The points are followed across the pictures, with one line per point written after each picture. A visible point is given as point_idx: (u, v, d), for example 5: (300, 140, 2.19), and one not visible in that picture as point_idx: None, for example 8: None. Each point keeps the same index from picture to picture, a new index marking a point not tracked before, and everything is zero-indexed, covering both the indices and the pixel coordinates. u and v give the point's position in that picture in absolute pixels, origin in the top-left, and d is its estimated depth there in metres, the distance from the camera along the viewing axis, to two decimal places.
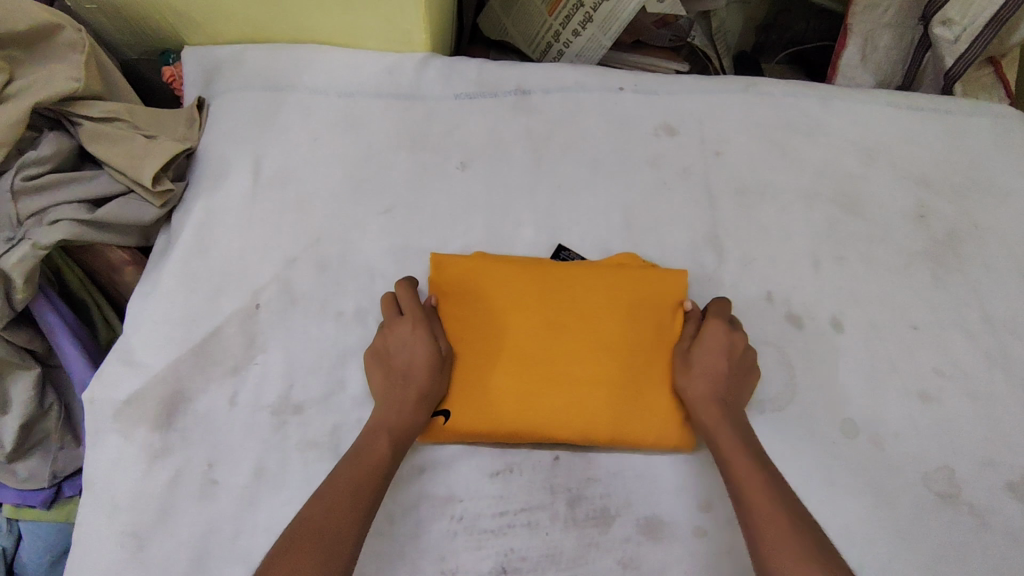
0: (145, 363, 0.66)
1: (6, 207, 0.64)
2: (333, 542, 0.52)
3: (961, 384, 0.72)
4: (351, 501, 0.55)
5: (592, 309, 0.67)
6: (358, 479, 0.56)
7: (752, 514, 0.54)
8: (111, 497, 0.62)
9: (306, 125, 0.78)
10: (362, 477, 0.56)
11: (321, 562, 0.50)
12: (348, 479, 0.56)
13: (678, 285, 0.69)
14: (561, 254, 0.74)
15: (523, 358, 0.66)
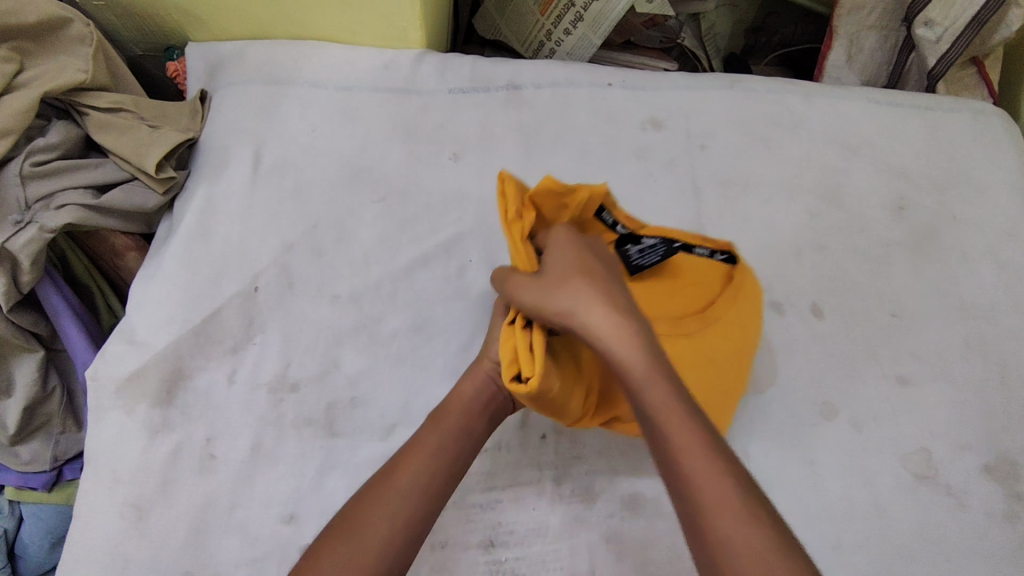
0: (147, 342, 0.69)
1: (16, 190, 0.67)
2: (369, 535, 0.51)
3: (937, 368, 0.74)
4: (416, 501, 0.54)
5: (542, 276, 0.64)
6: (417, 469, 0.55)
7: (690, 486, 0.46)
8: (113, 471, 0.65)
9: (305, 117, 0.80)
10: (416, 474, 0.55)
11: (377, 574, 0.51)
12: (406, 468, 0.55)
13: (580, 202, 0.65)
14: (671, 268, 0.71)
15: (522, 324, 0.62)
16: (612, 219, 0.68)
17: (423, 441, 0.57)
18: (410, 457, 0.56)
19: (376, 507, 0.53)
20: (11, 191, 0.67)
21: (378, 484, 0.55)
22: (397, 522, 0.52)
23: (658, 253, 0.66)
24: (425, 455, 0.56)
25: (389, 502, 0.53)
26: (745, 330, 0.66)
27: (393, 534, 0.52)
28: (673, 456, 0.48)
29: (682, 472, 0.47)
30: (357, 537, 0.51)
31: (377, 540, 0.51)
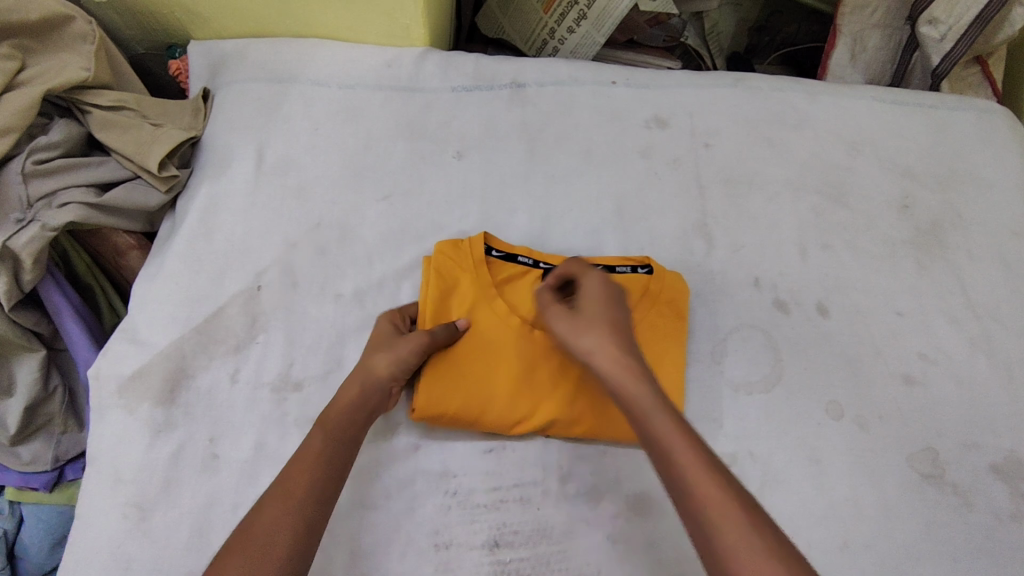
0: (150, 341, 0.68)
1: (18, 188, 0.67)
2: (265, 542, 0.53)
3: (943, 367, 0.74)
4: (307, 505, 0.55)
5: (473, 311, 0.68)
6: (305, 473, 0.57)
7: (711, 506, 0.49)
8: (115, 470, 0.64)
9: (308, 116, 0.80)
10: (309, 479, 0.57)
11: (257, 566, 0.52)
12: (299, 473, 0.57)
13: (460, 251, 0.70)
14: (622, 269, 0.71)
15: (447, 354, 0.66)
16: (532, 258, 0.71)
17: (307, 446, 0.59)
18: (298, 463, 0.58)
19: (265, 515, 0.54)
20: (12, 190, 0.66)
21: (275, 491, 0.56)
22: (285, 526, 0.54)
23: (574, 280, 0.69)
24: (313, 459, 0.58)
25: (282, 507, 0.55)
26: (659, 342, 0.69)
27: (282, 539, 0.53)
28: (705, 526, 0.49)
29: (711, 538, 0.48)
30: (250, 548, 0.52)
31: (272, 545, 0.53)
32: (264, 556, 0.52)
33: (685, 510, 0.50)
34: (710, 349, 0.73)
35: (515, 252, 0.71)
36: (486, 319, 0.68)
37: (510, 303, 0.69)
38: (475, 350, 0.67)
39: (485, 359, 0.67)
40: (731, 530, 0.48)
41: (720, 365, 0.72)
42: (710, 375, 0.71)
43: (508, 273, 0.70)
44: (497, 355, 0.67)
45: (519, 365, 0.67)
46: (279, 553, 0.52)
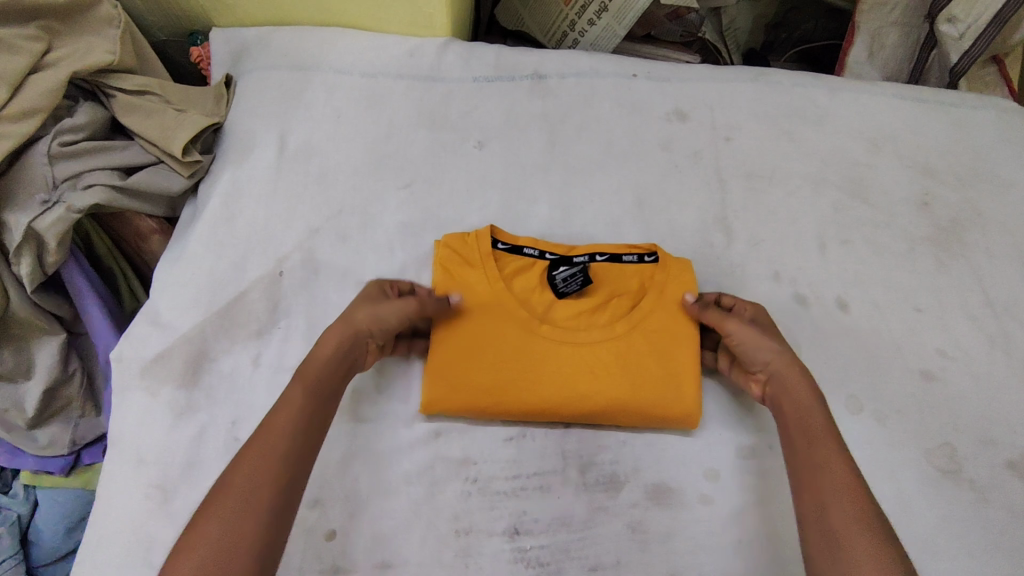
0: (172, 325, 0.69)
1: (44, 169, 0.66)
2: (250, 488, 0.52)
3: (962, 363, 0.74)
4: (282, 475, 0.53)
5: (485, 302, 0.68)
6: (277, 442, 0.55)
7: (828, 492, 0.55)
8: (137, 451, 0.64)
9: (330, 103, 0.80)
10: (280, 449, 0.55)
11: (234, 511, 0.50)
12: (266, 442, 0.55)
13: (474, 241, 0.71)
14: (623, 258, 0.73)
15: (457, 344, 0.67)
16: (538, 249, 0.72)
17: (278, 414, 0.57)
18: (269, 431, 0.56)
19: (244, 470, 0.53)
20: (38, 170, 0.66)
21: (258, 440, 0.55)
22: (258, 495, 0.52)
23: (580, 281, 0.70)
24: (282, 426, 0.56)
25: (254, 476, 0.52)
26: (669, 333, 0.68)
27: (263, 496, 0.52)
28: (824, 509, 0.54)
29: (828, 516, 0.54)
30: (227, 515, 0.50)
31: (254, 490, 0.52)
32: (246, 501, 0.51)
33: (812, 487, 0.56)
34: None
35: (520, 244, 0.72)
36: (493, 311, 0.68)
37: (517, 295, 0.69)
38: (483, 344, 0.67)
39: (496, 350, 0.67)
40: (846, 510, 0.53)
41: None
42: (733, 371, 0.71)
43: (514, 266, 0.71)
44: (504, 348, 0.67)
45: (528, 357, 0.67)
46: (261, 496, 0.52)
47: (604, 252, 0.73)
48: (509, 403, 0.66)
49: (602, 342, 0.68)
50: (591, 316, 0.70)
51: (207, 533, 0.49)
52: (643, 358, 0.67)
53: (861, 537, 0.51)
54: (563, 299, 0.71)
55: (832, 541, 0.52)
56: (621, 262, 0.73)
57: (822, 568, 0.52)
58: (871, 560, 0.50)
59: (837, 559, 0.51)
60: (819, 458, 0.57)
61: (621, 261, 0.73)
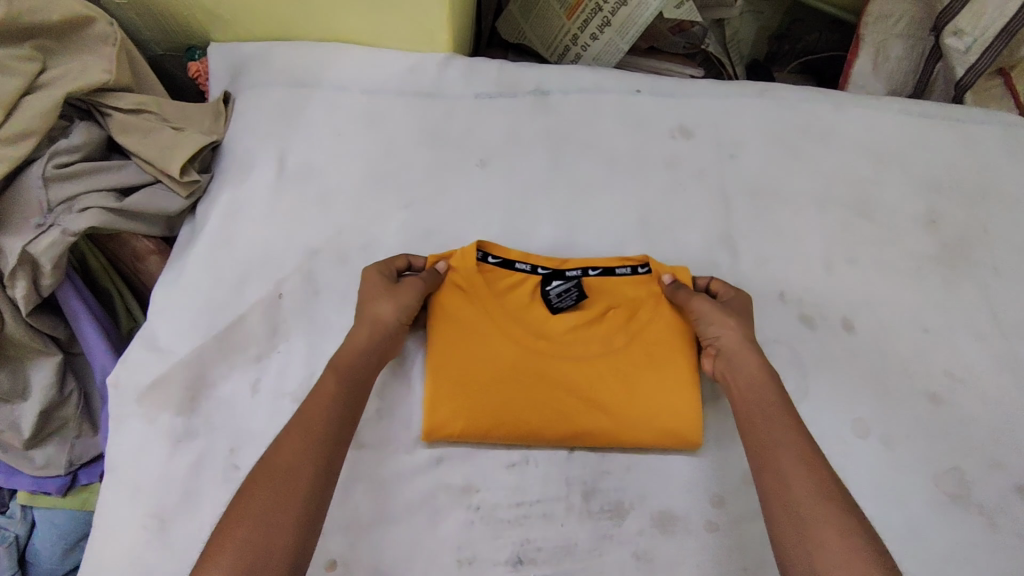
0: (170, 349, 0.68)
1: (39, 193, 0.65)
2: (289, 475, 0.53)
3: (971, 385, 0.73)
4: (311, 480, 0.54)
5: (476, 322, 0.67)
6: (306, 447, 0.55)
7: (789, 468, 0.54)
8: (135, 480, 0.63)
9: (330, 121, 0.79)
10: (311, 450, 0.55)
11: (272, 499, 0.52)
12: (295, 443, 0.55)
13: (461, 259, 0.69)
14: (616, 271, 0.71)
15: (449, 365, 0.66)
16: (529, 265, 0.70)
17: (308, 417, 0.57)
18: (298, 434, 0.56)
19: (281, 458, 0.54)
20: (33, 194, 0.65)
21: (294, 429, 0.56)
22: (286, 502, 0.52)
23: (574, 295, 0.68)
24: (311, 429, 0.56)
25: (282, 482, 0.53)
26: (665, 346, 0.67)
27: (300, 482, 0.53)
28: (785, 484, 0.54)
29: (791, 491, 0.53)
30: (264, 505, 0.51)
31: (293, 478, 0.53)
32: (284, 489, 0.52)
33: (770, 467, 0.55)
34: None
35: (512, 259, 0.70)
36: (486, 332, 0.67)
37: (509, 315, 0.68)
38: (476, 364, 0.66)
39: (490, 371, 0.66)
40: (808, 487, 0.53)
41: None
42: None
43: (505, 284, 0.69)
44: (498, 369, 0.66)
45: (524, 378, 0.66)
46: (300, 484, 0.53)
47: (596, 265, 0.71)
48: (506, 426, 0.65)
49: (599, 358, 0.67)
50: (586, 331, 0.68)
51: (235, 540, 0.49)
52: (642, 372, 0.66)
53: (824, 513, 0.51)
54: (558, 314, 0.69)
55: (797, 518, 0.52)
56: (614, 275, 0.71)
57: (786, 548, 0.51)
58: (836, 537, 0.49)
59: (804, 540, 0.50)
60: (779, 437, 0.57)
61: (615, 274, 0.71)
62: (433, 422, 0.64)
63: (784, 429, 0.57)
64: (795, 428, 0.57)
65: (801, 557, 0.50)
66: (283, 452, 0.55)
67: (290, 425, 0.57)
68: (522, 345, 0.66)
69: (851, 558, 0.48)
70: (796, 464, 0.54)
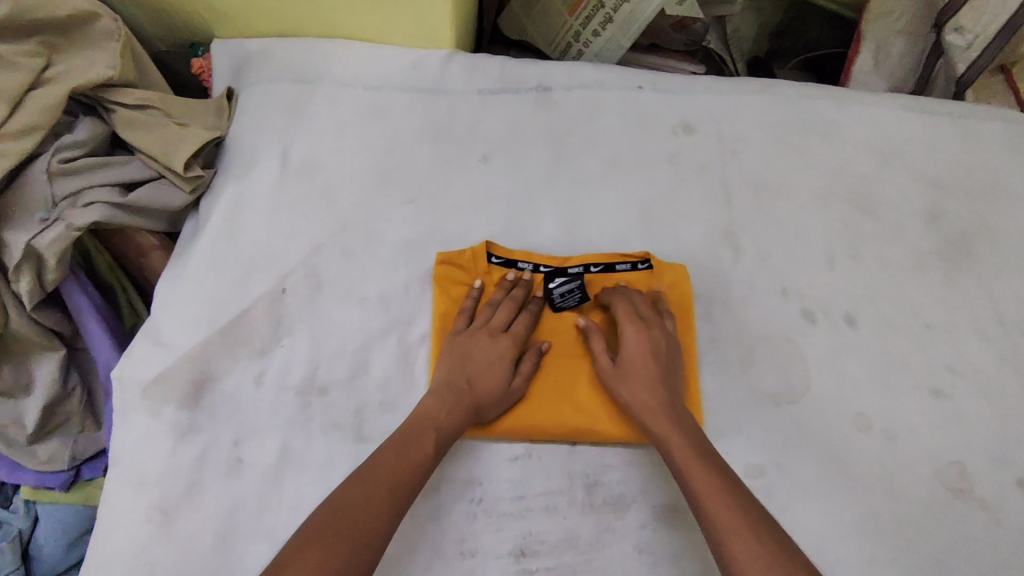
0: (174, 343, 0.68)
1: (44, 187, 0.66)
2: (360, 530, 0.52)
3: (972, 380, 0.73)
4: (380, 537, 0.53)
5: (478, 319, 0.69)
6: (379, 502, 0.55)
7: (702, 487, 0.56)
8: (138, 473, 0.64)
9: (333, 117, 0.80)
10: (387, 508, 0.55)
11: (339, 550, 0.50)
12: (375, 501, 0.55)
13: (470, 259, 0.72)
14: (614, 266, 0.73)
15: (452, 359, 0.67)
16: (532, 262, 0.73)
17: (389, 466, 0.57)
18: (371, 487, 0.55)
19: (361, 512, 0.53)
20: (39, 188, 0.66)
21: (372, 481, 0.56)
22: (354, 557, 0.51)
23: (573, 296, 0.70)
24: (385, 485, 0.56)
25: (354, 533, 0.52)
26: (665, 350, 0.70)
27: (371, 540, 0.53)
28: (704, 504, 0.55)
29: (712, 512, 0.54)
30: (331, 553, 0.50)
31: (367, 533, 0.53)
32: (350, 540, 0.52)
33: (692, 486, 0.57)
34: (739, 356, 0.72)
35: (514, 258, 0.73)
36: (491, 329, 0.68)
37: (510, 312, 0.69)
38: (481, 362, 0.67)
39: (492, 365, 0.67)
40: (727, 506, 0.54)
41: (747, 373, 0.71)
42: (737, 387, 0.70)
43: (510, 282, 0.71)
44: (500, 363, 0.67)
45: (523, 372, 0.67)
46: (372, 542, 0.53)
47: (598, 261, 0.73)
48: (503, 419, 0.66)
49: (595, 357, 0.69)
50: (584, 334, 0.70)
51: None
52: None
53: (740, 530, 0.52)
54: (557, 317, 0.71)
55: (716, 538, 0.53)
56: (615, 272, 0.73)
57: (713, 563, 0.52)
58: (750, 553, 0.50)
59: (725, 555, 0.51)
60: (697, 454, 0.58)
61: (614, 270, 0.73)
62: None
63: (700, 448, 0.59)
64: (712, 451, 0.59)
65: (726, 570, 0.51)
66: (360, 508, 0.54)
67: (363, 475, 0.56)
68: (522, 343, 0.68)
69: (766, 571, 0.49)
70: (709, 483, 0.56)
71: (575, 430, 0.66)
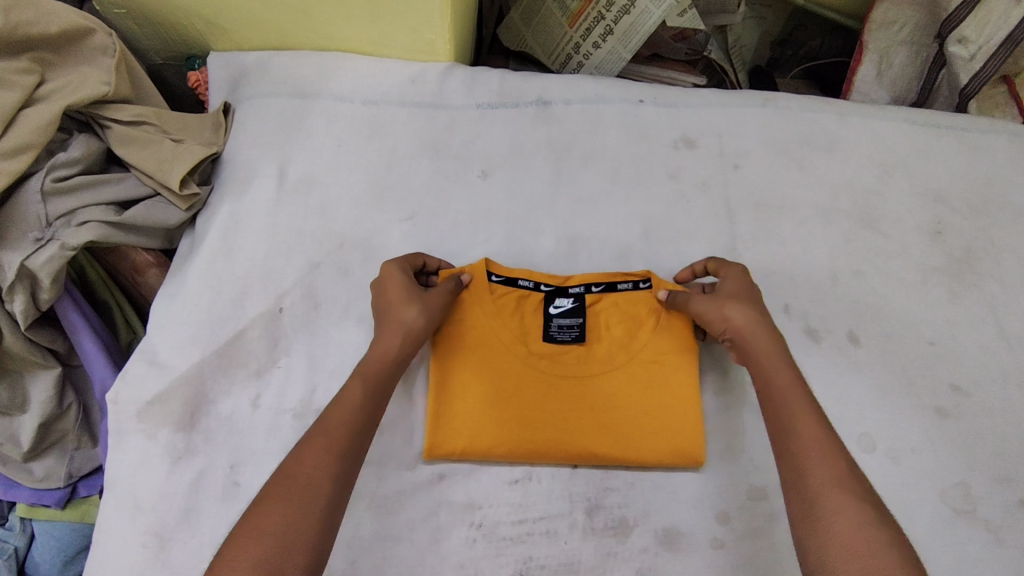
0: (170, 364, 0.67)
1: (36, 207, 0.65)
2: (307, 489, 0.52)
3: (976, 399, 0.72)
4: (328, 496, 0.52)
5: (481, 338, 0.67)
6: (328, 462, 0.54)
7: (798, 444, 0.54)
8: (134, 498, 0.63)
9: (331, 132, 0.79)
10: (329, 464, 0.54)
11: (285, 512, 0.50)
12: (315, 458, 0.54)
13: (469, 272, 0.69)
14: (618, 287, 0.70)
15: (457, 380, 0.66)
16: (533, 281, 0.69)
17: (329, 422, 0.56)
18: (314, 444, 0.54)
19: (304, 468, 0.53)
20: (30, 208, 0.64)
21: (315, 439, 0.55)
22: (303, 521, 0.50)
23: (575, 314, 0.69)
24: (333, 443, 0.55)
25: (301, 495, 0.51)
26: (668, 366, 0.67)
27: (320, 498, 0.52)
28: (799, 468, 0.53)
29: (806, 479, 0.52)
30: (281, 514, 0.50)
31: (314, 491, 0.52)
32: (299, 501, 0.51)
33: (784, 455, 0.55)
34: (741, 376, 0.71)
35: (516, 276, 0.69)
36: (490, 351, 0.66)
37: (510, 331, 0.67)
38: (479, 374, 0.66)
39: (490, 386, 0.66)
40: (823, 472, 0.52)
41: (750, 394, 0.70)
42: (740, 408, 0.70)
43: (511, 300, 0.69)
44: (500, 385, 0.66)
45: (520, 393, 0.66)
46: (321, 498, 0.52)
47: (599, 281, 0.70)
48: (505, 444, 0.64)
49: (597, 376, 0.67)
50: (586, 353, 0.68)
51: (249, 560, 0.48)
52: (641, 393, 0.66)
53: (838, 499, 0.50)
54: (561, 334, 0.68)
55: (808, 509, 0.51)
56: (617, 291, 0.70)
57: (801, 536, 0.51)
58: (846, 519, 0.49)
59: (817, 524, 0.50)
60: (793, 421, 0.56)
61: (617, 289, 0.70)
62: (431, 439, 0.64)
63: (796, 410, 0.56)
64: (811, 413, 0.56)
65: (814, 539, 0.50)
66: (304, 464, 0.53)
67: (308, 435, 0.56)
68: (518, 361, 0.66)
69: (859, 534, 0.48)
70: (809, 444, 0.54)
71: (575, 452, 0.65)
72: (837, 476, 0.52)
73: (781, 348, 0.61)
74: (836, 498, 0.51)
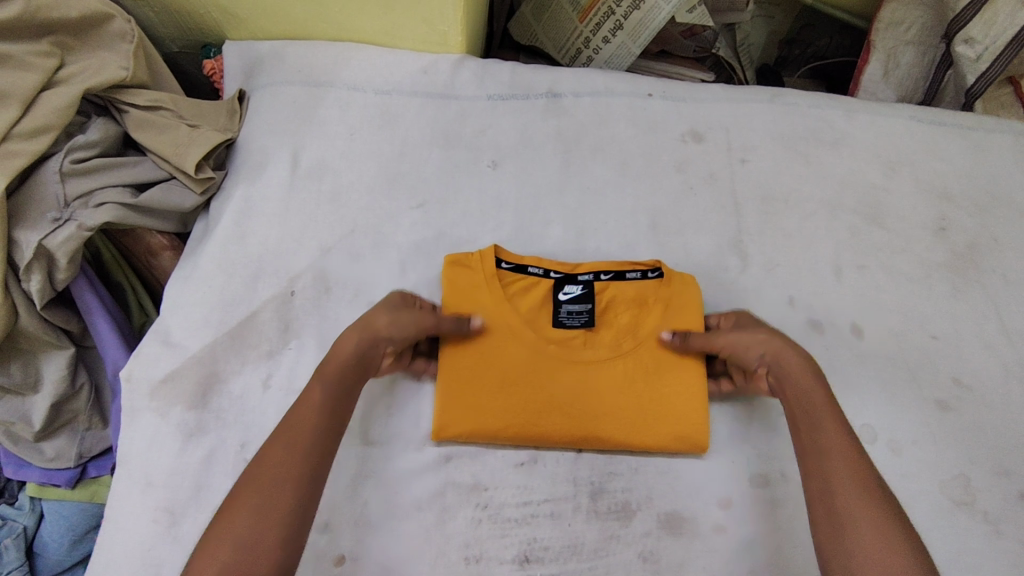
0: (183, 345, 0.68)
1: (55, 187, 0.66)
2: (275, 486, 0.54)
3: (978, 394, 0.73)
4: (291, 498, 0.54)
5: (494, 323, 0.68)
6: (293, 460, 0.56)
7: (828, 462, 0.57)
8: (145, 473, 0.64)
9: (344, 120, 0.80)
10: (296, 464, 0.56)
11: (256, 509, 0.53)
12: (279, 456, 0.56)
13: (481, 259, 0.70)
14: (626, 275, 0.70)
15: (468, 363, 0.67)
16: (542, 268, 0.70)
17: (294, 422, 0.58)
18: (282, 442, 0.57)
19: (268, 466, 0.55)
20: (51, 188, 0.66)
21: (282, 437, 0.57)
22: (267, 520, 0.52)
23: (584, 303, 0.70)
24: (298, 442, 0.57)
25: (269, 496, 0.54)
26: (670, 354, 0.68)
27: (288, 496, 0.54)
28: (828, 485, 0.56)
29: (835, 494, 0.55)
30: (250, 512, 0.53)
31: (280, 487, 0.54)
32: (265, 498, 0.53)
33: (815, 471, 0.58)
34: None
35: (524, 264, 0.70)
36: (500, 335, 0.68)
37: (522, 316, 0.68)
38: (487, 359, 0.67)
39: (501, 371, 0.67)
40: (852, 491, 0.55)
41: None
42: (743, 397, 0.70)
43: (523, 287, 0.70)
44: (510, 369, 0.67)
45: (530, 377, 0.67)
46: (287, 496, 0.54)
47: (609, 269, 0.70)
48: (515, 426, 0.66)
49: (606, 363, 0.68)
50: (594, 339, 0.69)
51: (220, 561, 0.50)
52: (645, 379, 0.67)
53: (865, 519, 0.53)
54: (569, 322, 0.69)
55: (836, 526, 0.54)
56: (625, 279, 0.70)
57: (828, 552, 0.54)
58: (875, 539, 0.52)
59: (844, 543, 0.53)
60: (826, 441, 0.58)
61: (625, 278, 0.70)
62: (441, 420, 0.65)
63: (827, 430, 0.58)
64: (842, 430, 0.58)
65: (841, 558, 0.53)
66: (268, 463, 0.55)
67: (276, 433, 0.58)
68: (528, 346, 0.67)
69: (885, 554, 0.51)
70: (841, 463, 0.56)
71: (581, 437, 0.66)
72: (864, 497, 0.54)
73: (801, 362, 0.63)
74: (864, 518, 0.53)
